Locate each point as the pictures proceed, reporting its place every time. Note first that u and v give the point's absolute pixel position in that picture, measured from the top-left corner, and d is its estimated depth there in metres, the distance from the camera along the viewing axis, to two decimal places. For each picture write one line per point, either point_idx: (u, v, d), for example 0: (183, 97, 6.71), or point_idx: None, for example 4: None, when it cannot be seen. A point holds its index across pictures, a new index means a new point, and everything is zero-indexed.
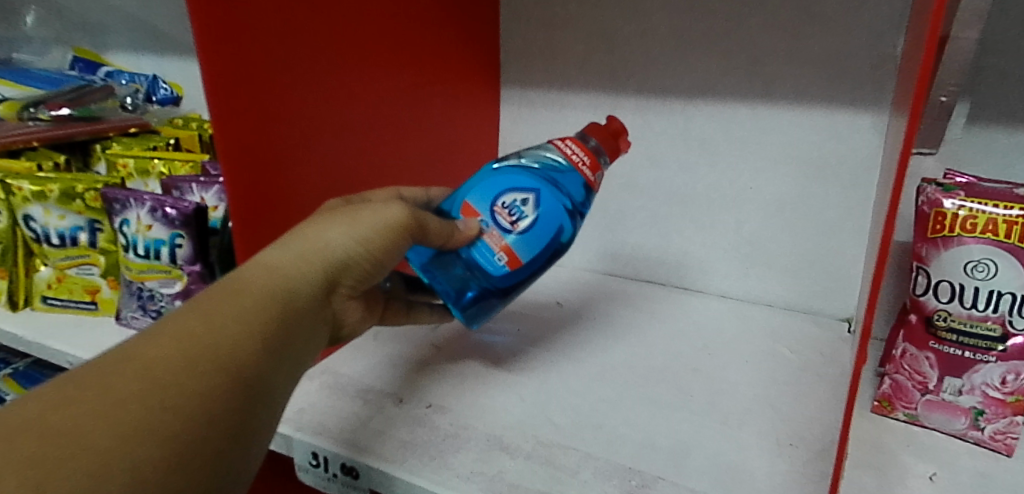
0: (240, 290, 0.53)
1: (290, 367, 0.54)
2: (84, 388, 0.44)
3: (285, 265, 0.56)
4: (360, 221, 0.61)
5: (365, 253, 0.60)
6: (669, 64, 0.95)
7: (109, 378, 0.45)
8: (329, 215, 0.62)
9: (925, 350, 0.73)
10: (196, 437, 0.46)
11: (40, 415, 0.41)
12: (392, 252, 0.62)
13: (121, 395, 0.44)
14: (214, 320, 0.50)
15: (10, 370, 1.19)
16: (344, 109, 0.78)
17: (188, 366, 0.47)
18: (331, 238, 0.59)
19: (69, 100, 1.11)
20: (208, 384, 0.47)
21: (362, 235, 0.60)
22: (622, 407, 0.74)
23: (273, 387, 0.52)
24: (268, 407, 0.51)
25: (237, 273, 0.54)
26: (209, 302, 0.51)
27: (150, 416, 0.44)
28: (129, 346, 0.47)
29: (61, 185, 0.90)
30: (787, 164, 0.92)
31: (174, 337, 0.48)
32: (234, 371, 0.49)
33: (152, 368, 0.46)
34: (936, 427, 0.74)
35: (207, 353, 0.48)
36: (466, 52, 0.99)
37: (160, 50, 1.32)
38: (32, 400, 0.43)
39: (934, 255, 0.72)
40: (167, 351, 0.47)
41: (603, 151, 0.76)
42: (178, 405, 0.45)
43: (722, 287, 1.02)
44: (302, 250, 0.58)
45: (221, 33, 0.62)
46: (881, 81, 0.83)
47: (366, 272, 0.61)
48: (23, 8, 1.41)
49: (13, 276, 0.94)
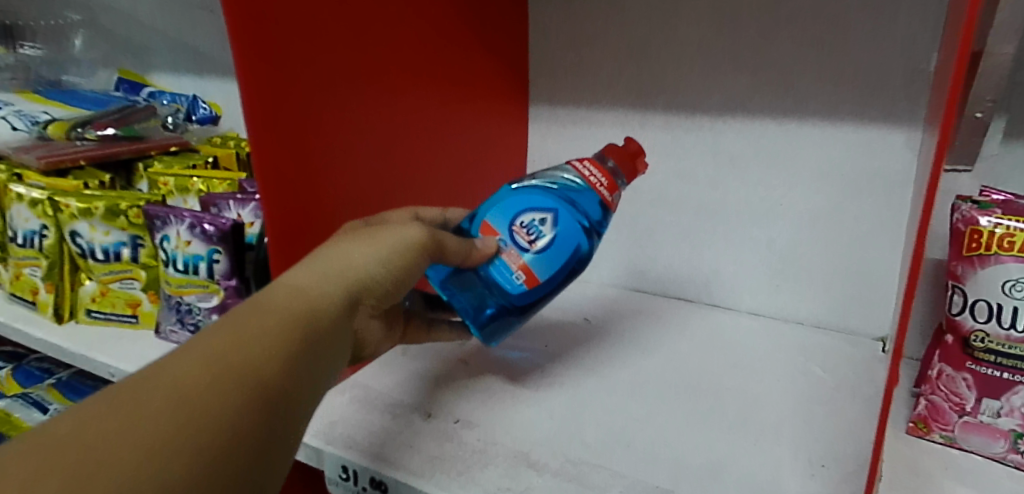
0: (265, 310, 0.54)
1: (314, 384, 0.55)
2: (116, 404, 0.45)
3: (310, 286, 0.58)
4: (383, 241, 0.62)
5: (387, 273, 0.62)
6: (698, 80, 0.95)
7: (140, 395, 0.46)
8: (352, 235, 0.64)
9: (962, 371, 0.72)
10: (225, 452, 0.46)
11: (74, 432, 0.43)
12: (413, 270, 0.64)
13: (151, 412, 0.45)
14: (241, 340, 0.51)
15: (54, 380, 1.24)
16: (376, 130, 0.80)
17: (217, 383, 0.48)
18: (355, 257, 0.61)
19: (114, 120, 1.16)
20: (236, 400, 0.48)
21: (385, 255, 0.61)
22: (651, 425, 0.74)
23: (298, 404, 0.53)
24: (293, 425, 0.52)
25: (263, 294, 0.56)
26: (236, 323, 0.52)
27: (181, 432, 0.45)
28: (159, 365, 0.49)
29: (106, 203, 0.93)
30: (819, 179, 0.91)
31: (203, 355, 0.49)
32: (260, 387, 0.50)
33: (182, 386, 0.47)
34: (974, 449, 0.72)
35: (234, 371, 0.49)
36: (495, 72, 1.01)
37: (199, 71, 1.36)
38: (66, 418, 0.44)
39: (970, 274, 0.71)
40: (195, 371, 0.48)
41: (620, 173, 0.77)
42: (206, 421, 0.46)
43: (752, 304, 1.01)
44: (326, 269, 0.59)
45: (259, 58, 0.65)
46: (915, 98, 0.82)
47: (389, 291, 0.63)
48: (72, 32, 1.48)
49: (59, 290, 0.97)
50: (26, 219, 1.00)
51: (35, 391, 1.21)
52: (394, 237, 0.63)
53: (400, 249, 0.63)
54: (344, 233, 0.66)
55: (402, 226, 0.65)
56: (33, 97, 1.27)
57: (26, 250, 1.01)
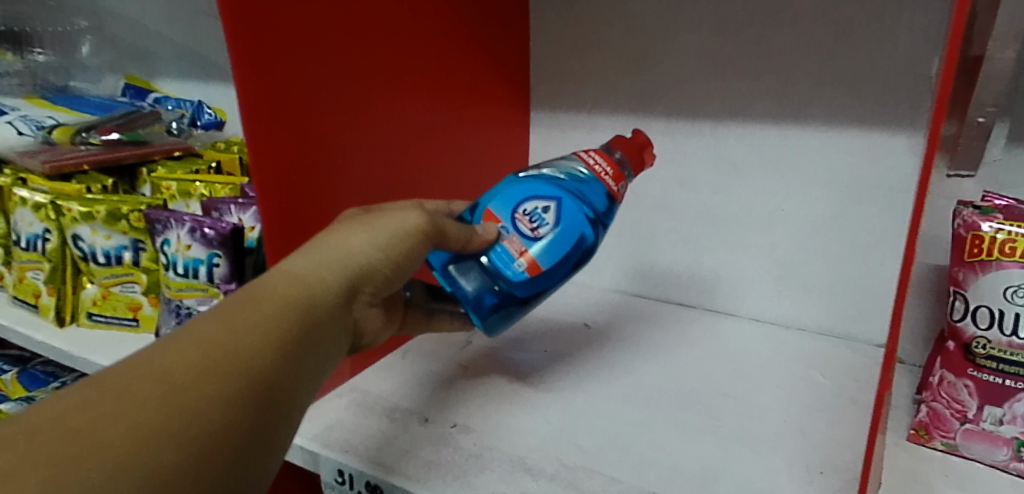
0: (261, 296, 0.54)
1: (310, 372, 0.55)
2: (105, 390, 0.45)
3: (307, 273, 0.58)
4: (382, 229, 0.63)
5: (385, 259, 0.62)
6: (699, 86, 0.95)
7: (131, 381, 0.46)
8: (349, 223, 0.64)
9: (963, 378, 0.71)
10: (216, 440, 0.46)
11: (63, 416, 0.43)
12: (411, 258, 0.64)
13: (141, 399, 0.45)
14: (236, 327, 0.51)
15: (59, 383, 1.25)
16: (375, 129, 0.79)
17: (209, 370, 0.48)
18: (353, 245, 0.61)
19: (118, 125, 1.17)
20: (229, 389, 0.48)
21: (383, 242, 0.62)
22: (648, 431, 0.73)
23: (295, 390, 0.53)
24: (289, 413, 0.53)
25: (259, 280, 0.56)
26: (231, 310, 0.52)
27: (171, 419, 0.45)
28: (152, 351, 0.49)
29: (108, 207, 0.94)
30: (820, 185, 0.91)
31: (197, 342, 0.49)
32: (255, 374, 0.50)
33: (174, 373, 0.47)
34: (977, 457, 0.71)
35: (227, 359, 0.49)
36: (497, 76, 1.01)
37: (204, 77, 1.37)
38: (55, 402, 0.44)
39: (972, 280, 0.70)
40: (188, 357, 0.48)
41: (627, 164, 0.76)
42: (197, 408, 0.46)
43: (754, 310, 1.01)
44: (323, 257, 0.59)
45: (256, 60, 0.65)
46: (917, 102, 0.81)
47: (387, 279, 0.63)
48: (79, 39, 1.49)
49: (61, 293, 0.98)
50: (30, 223, 1.01)
51: (40, 394, 1.22)
52: (393, 223, 0.64)
53: (399, 235, 0.63)
54: (340, 220, 0.66)
55: (400, 214, 0.65)
56: (40, 103, 1.28)
57: (30, 253, 1.01)
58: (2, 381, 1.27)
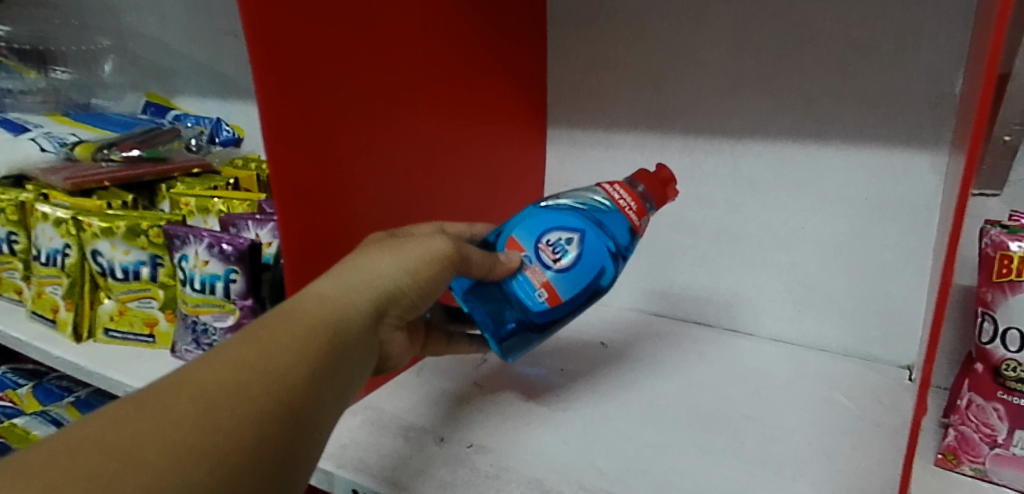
0: (291, 317, 0.54)
1: (338, 395, 0.54)
2: (141, 409, 0.45)
3: (337, 294, 0.57)
4: (411, 251, 0.62)
5: (414, 283, 0.61)
6: (717, 104, 0.94)
7: (165, 399, 0.46)
8: (378, 246, 0.63)
9: (993, 401, 0.70)
10: (247, 460, 0.46)
11: (100, 433, 0.43)
12: (439, 281, 0.63)
13: (175, 417, 0.45)
14: (268, 347, 0.51)
15: (73, 398, 1.25)
16: (392, 147, 0.79)
17: (241, 390, 0.48)
18: (382, 267, 0.60)
19: (139, 141, 1.19)
20: (260, 409, 0.48)
21: (412, 265, 0.61)
22: (669, 453, 0.72)
23: (323, 413, 0.52)
24: (316, 436, 0.52)
25: (290, 301, 0.56)
26: (264, 329, 0.52)
27: (204, 438, 0.45)
28: (185, 370, 0.49)
29: (128, 222, 0.94)
30: (842, 204, 0.89)
31: (228, 360, 0.49)
32: (286, 397, 0.49)
33: (207, 393, 0.47)
34: (1007, 483, 0.70)
35: (259, 380, 0.49)
36: (515, 94, 1.01)
37: (223, 95, 1.39)
38: (92, 419, 0.44)
39: (1001, 301, 0.68)
40: (220, 377, 0.48)
41: (650, 197, 0.75)
42: (230, 428, 0.46)
43: (774, 330, 0.99)
44: (353, 279, 0.59)
45: (277, 74, 0.65)
46: (939, 121, 0.81)
47: (414, 302, 0.62)
48: (102, 57, 1.51)
49: (79, 308, 0.98)
50: (51, 238, 1.02)
51: (53, 409, 1.21)
52: (423, 246, 0.63)
53: (428, 259, 0.62)
54: (368, 244, 0.65)
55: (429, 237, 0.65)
56: (63, 120, 1.30)
57: (49, 268, 1.02)
58: (18, 394, 1.28)
